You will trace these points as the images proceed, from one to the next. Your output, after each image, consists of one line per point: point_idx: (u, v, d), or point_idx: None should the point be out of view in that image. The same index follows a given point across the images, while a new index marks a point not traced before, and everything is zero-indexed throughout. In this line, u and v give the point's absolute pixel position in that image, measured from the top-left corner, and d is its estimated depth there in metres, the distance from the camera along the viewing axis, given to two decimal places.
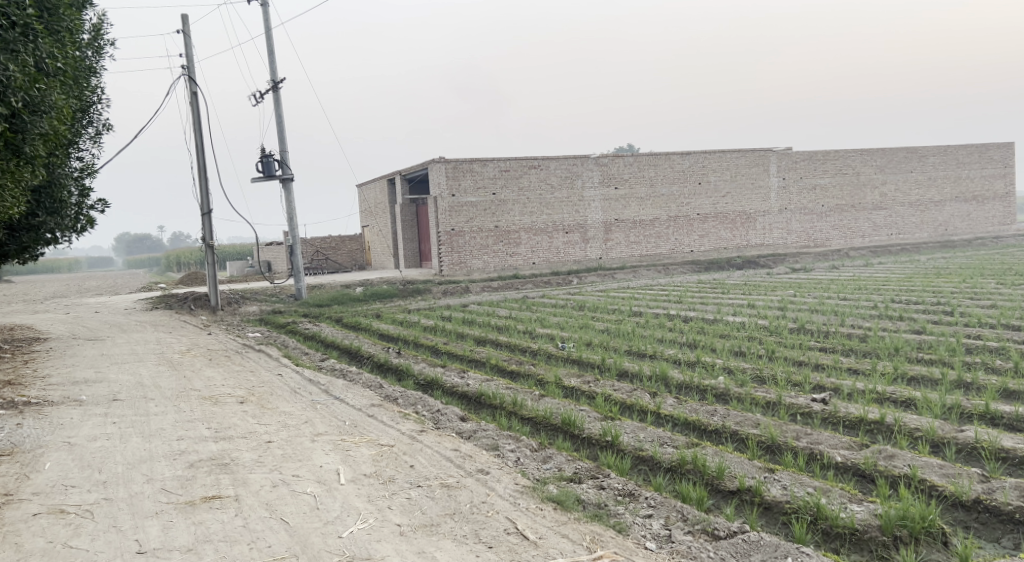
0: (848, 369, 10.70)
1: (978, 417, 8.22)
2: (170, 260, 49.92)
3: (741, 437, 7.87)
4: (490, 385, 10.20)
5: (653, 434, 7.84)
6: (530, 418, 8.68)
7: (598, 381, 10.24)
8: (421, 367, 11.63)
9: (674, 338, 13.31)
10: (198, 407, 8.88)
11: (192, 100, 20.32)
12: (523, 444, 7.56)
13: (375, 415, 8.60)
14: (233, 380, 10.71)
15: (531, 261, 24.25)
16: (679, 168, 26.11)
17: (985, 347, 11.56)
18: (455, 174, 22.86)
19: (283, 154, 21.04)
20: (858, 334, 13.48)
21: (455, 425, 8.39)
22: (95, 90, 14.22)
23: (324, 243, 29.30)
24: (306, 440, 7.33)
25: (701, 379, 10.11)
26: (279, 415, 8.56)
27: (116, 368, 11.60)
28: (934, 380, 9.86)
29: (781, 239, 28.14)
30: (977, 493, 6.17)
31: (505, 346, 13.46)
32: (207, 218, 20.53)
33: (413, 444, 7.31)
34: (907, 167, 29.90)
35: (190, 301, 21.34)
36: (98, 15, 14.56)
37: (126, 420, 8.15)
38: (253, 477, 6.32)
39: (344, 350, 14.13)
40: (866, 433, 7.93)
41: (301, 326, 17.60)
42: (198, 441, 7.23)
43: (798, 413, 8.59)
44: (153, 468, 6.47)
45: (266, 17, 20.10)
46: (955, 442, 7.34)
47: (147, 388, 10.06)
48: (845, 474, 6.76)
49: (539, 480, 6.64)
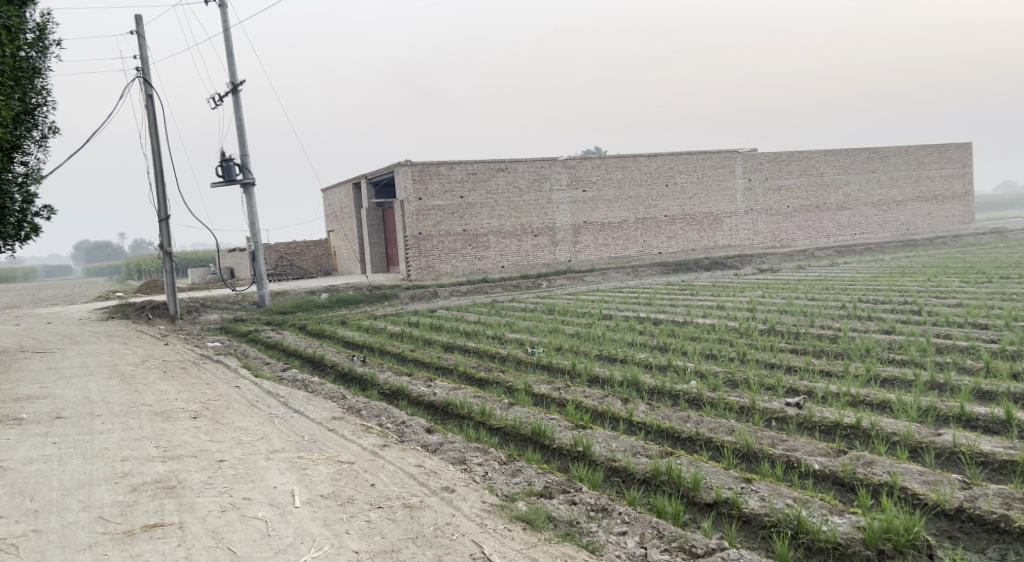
0: (821, 371, 10.50)
1: (954, 421, 8.01)
2: (130, 269, 48.80)
3: (716, 445, 7.60)
4: (457, 394, 9.85)
5: (625, 443, 7.56)
6: (499, 428, 8.36)
7: (569, 388, 9.93)
8: (386, 376, 11.24)
9: (646, 341, 13.06)
10: (147, 423, 8.44)
11: (147, 103, 19.78)
12: (491, 457, 7.23)
13: (335, 429, 8.22)
14: (187, 394, 10.25)
15: (499, 264, 23.87)
16: (646, 170, 25.96)
17: (955, 346, 11.43)
18: (422, 177, 22.46)
19: (242, 158, 20.55)
20: (828, 335, 13.33)
21: (420, 438, 8.05)
22: (41, 93, 13.70)
23: (288, 249, 28.78)
24: (260, 459, 6.94)
25: (673, 383, 9.87)
26: (234, 431, 8.16)
27: (63, 383, 11.09)
28: (909, 382, 9.67)
29: (748, 240, 28.11)
30: (959, 501, 5.95)
31: (473, 352, 13.11)
32: (164, 224, 19.97)
33: (374, 460, 6.94)
34: (870, 168, 30.07)
35: (148, 311, 20.72)
36: (44, 14, 14.04)
37: (68, 440, 7.69)
38: (199, 501, 5.92)
39: (307, 360, 13.68)
40: (843, 439, 7.69)
41: (263, 334, 17.12)
42: (142, 462, 6.80)
43: (773, 418, 8.33)
44: (91, 493, 6.05)
45: (224, 18, 19.63)
46: (934, 447, 7.09)
47: (94, 404, 9.57)
48: (824, 483, 6.50)
49: (507, 497, 6.33)
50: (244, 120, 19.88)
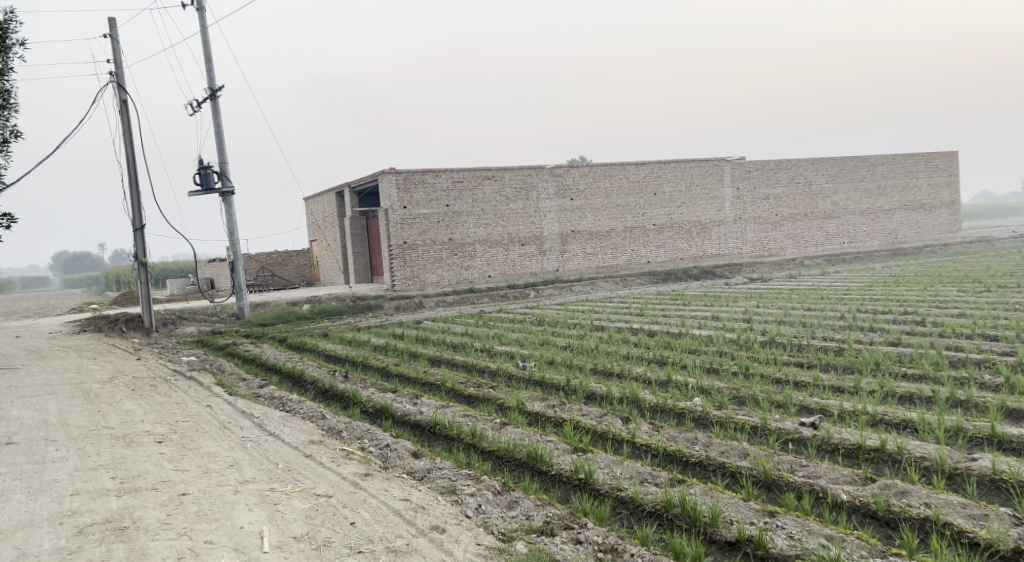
0: (831, 386, 9.84)
1: (988, 443, 7.38)
2: (109, 279, 47.68)
3: (731, 471, 6.93)
4: (446, 413, 9.15)
5: (631, 469, 6.90)
6: (491, 452, 7.65)
7: (564, 405, 9.27)
8: (370, 393, 10.51)
9: (642, 354, 12.39)
10: (106, 450, 7.70)
11: (121, 109, 19.04)
12: (484, 486, 6.51)
13: (312, 455, 7.52)
14: (154, 415, 9.50)
15: (486, 274, 23.18)
16: (634, 179, 25.40)
17: (969, 360, 10.81)
18: (407, 185, 21.75)
19: (221, 166, 19.84)
20: (832, 347, 12.73)
21: (405, 464, 7.37)
22: (3, 96, 12.96)
23: (269, 259, 27.97)
24: (227, 492, 6.22)
25: (676, 401, 9.20)
26: (201, 458, 7.42)
27: (21, 403, 10.31)
28: (927, 399, 9.04)
29: (736, 249, 27.55)
30: (1013, 540, 5.35)
31: (460, 366, 12.40)
32: (139, 234, 19.20)
33: (355, 493, 6.24)
34: (857, 176, 29.67)
35: (122, 323, 19.87)
36: (6, 13, 13.31)
37: (16, 471, 6.96)
38: (152, 546, 5.25)
39: (286, 375, 12.93)
40: (868, 463, 7.04)
41: (241, 347, 16.36)
42: (94, 497, 6.08)
43: (789, 440, 7.66)
44: (29, 538, 5.39)
45: (200, 21, 18.94)
46: (974, 474, 6.46)
47: (51, 428, 8.82)
48: (857, 517, 5.86)
49: (504, 536, 5.70)
50: (223, 126, 19.19)
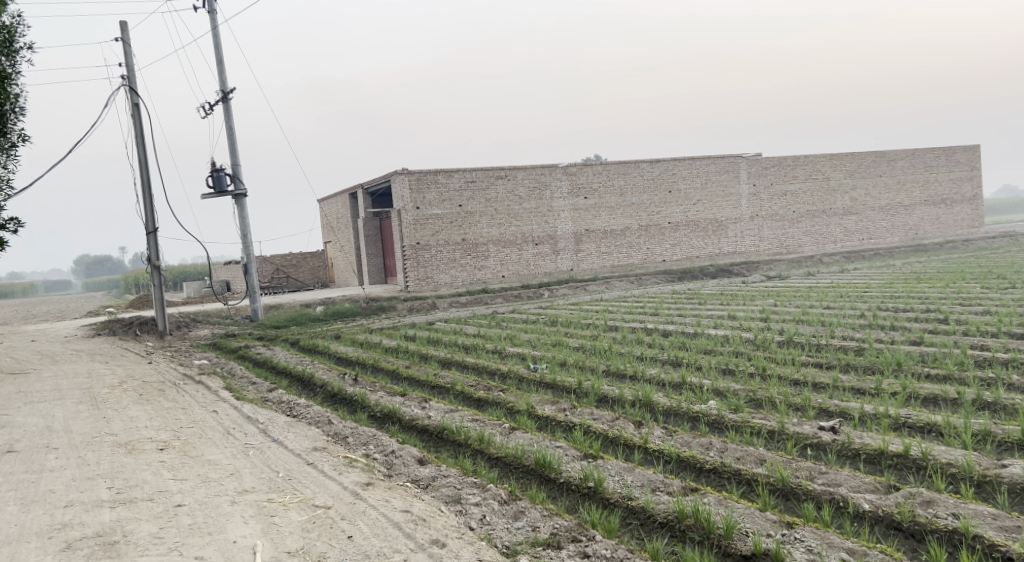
0: (850, 388, 9.54)
1: (1016, 448, 7.07)
2: (127, 281, 47.76)
3: (746, 478, 6.66)
4: (453, 417, 8.92)
5: (643, 477, 6.64)
6: (498, 458, 7.41)
7: (575, 409, 9.02)
8: (378, 397, 10.28)
9: (656, 355, 12.10)
10: (106, 458, 7.52)
11: (133, 112, 18.97)
12: (490, 495, 6.28)
13: (314, 463, 7.31)
14: (159, 421, 9.32)
15: (500, 274, 22.95)
16: (649, 177, 25.09)
17: (994, 359, 10.47)
18: (419, 185, 21.56)
19: (234, 168, 19.74)
20: (852, 346, 12.41)
21: (410, 472, 7.14)
22: (11, 99, 12.88)
23: (283, 261, 27.85)
24: (223, 502, 6.02)
25: (691, 404, 8.94)
26: (201, 467, 7.22)
27: (28, 409, 10.18)
28: (952, 401, 8.72)
29: (753, 247, 27.19)
30: None
31: (471, 368, 12.15)
32: (152, 236, 19.12)
33: (355, 504, 6.03)
34: (877, 171, 29.21)
35: (135, 326, 19.82)
36: (14, 17, 13.22)
37: (13, 481, 6.79)
38: None
39: (296, 378, 12.73)
40: (891, 470, 6.76)
41: (253, 350, 16.21)
42: (87, 509, 5.90)
43: (807, 446, 7.36)
44: (16, 555, 5.27)
45: (211, 23, 18.81)
46: (1005, 482, 6.18)
47: (54, 435, 8.66)
48: (879, 528, 5.60)
49: (508, 550, 5.50)
50: (234, 128, 19.09)
